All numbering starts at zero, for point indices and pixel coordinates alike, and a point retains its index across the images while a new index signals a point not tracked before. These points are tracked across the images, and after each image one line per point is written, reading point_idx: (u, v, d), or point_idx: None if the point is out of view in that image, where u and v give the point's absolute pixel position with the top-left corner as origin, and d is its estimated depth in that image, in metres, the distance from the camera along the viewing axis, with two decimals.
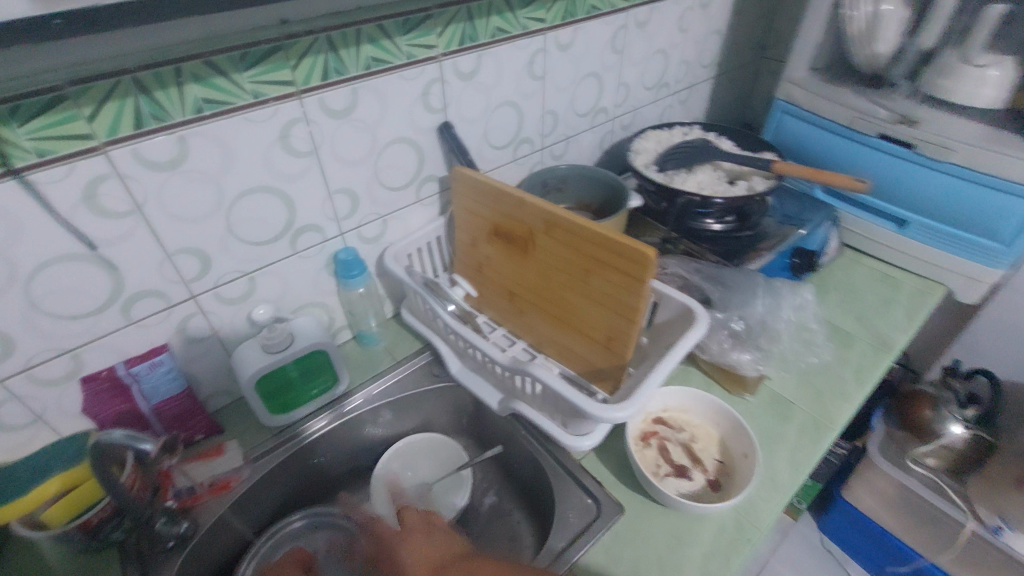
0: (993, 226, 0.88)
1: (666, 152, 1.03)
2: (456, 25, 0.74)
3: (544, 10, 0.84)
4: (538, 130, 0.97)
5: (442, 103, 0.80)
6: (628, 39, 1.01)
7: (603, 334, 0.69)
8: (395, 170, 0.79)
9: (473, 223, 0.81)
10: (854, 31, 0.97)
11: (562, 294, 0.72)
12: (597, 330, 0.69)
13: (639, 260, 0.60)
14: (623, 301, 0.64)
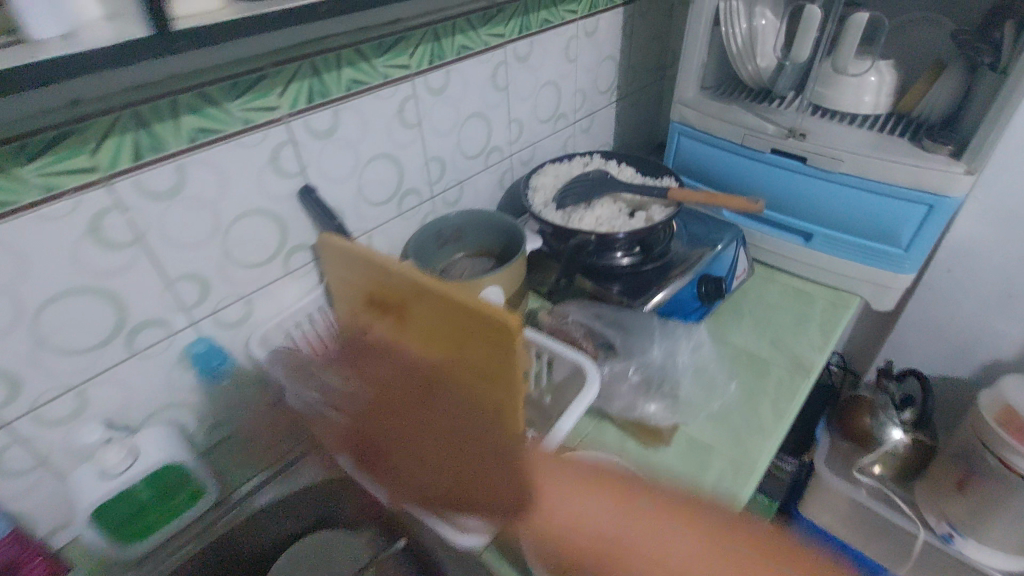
0: (892, 232, 0.88)
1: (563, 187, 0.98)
2: (299, 82, 0.68)
3: (405, 57, 0.79)
4: (424, 179, 0.91)
5: (298, 166, 0.73)
6: (510, 75, 0.97)
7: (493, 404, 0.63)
8: (250, 246, 0.72)
9: (349, 294, 0.73)
10: (734, 48, 0.96)
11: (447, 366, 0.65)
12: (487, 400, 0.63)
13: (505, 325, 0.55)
14: (502, 369, 0.58)
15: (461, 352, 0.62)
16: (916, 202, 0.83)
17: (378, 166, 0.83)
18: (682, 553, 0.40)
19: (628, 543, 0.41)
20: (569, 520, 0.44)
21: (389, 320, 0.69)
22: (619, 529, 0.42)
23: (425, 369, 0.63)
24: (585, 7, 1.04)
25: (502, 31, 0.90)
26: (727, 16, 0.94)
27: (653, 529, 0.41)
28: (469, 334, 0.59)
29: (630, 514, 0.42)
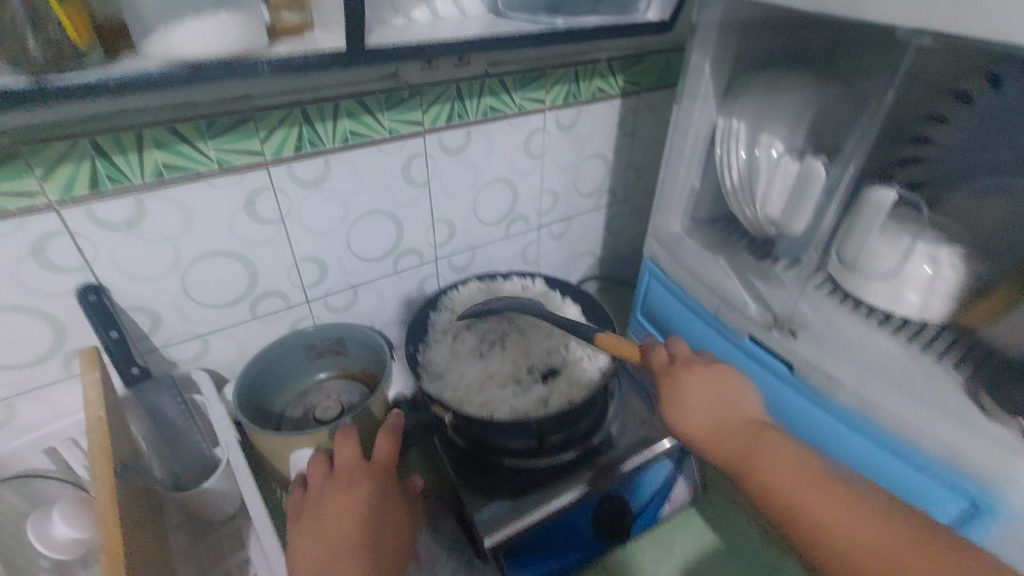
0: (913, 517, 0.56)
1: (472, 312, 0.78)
2: (72, 164, 0.53)
3: (256, 140, 0.62)
4: (294, 282, 0.74)
5: (80, 259, 0.58)
6: (435, 169, 0.77)
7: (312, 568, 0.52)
8: (4, 346, 0.58)
9: (125, 434, 0.58)
10: (729, 182, 0.70)
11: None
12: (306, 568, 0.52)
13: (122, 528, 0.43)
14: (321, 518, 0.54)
15: (697, 394, 0.58)
16: (953, 490, 0.52)
17: (216, 264, 0.67)
18: (857, 516, 0.47)
19: (828, 503, 0.48)
20: (775, 476, 0.51)
21: (144, 510, 0.56)
22: (806, 485, 0.50)
23: (711, 394, 0.58)
24: (558, 96, 0.82)
25: (418, 118, 0.71)
26: (725, 137, 0.69)
27: (847, 499, 0.48)
28: (716, 383, 0.59)
29: (808, 473, 0.51)
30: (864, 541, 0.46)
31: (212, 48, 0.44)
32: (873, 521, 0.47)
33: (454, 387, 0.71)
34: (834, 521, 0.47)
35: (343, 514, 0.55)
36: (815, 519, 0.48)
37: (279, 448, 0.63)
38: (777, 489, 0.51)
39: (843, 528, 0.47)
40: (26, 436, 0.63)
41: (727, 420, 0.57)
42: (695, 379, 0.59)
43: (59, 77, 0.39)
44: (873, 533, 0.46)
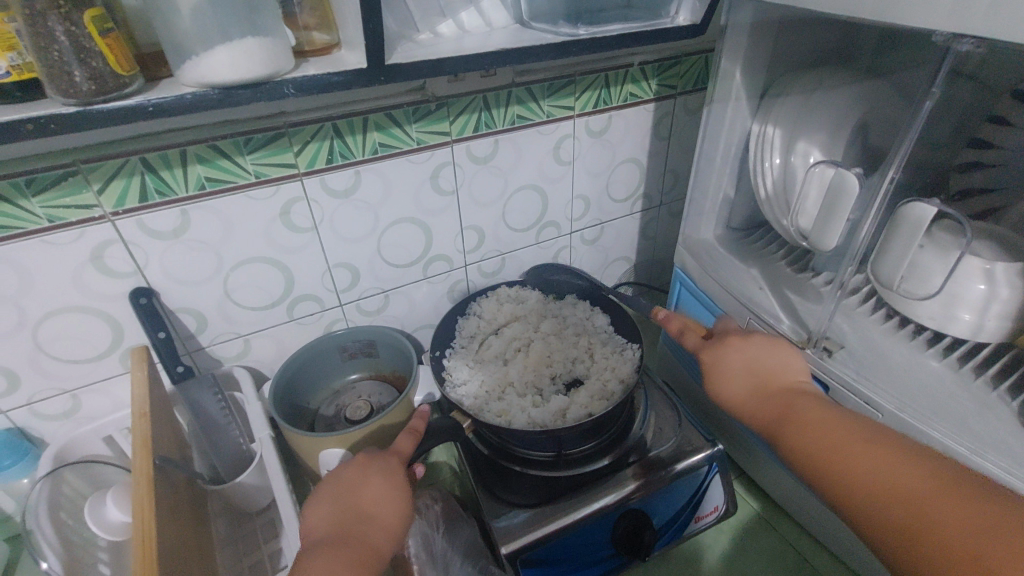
0: None
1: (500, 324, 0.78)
2: (125, 179, 0.58)
3: (291, 154, 0.65)
4: (327, 286, 0.78)
5: (133, 265, 0.63)
6: (463, 177, 0.79)
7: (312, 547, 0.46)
8: (71, 343, 0.65)
9: (172, 427, 0.63)
10: (763, 191, 0.67)
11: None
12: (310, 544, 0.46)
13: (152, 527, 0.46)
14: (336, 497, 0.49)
15: (732, 358, 0.57)
16: None
17: (255, 269, 0.71)
18: (891, 465, 0.43)
19: (862, 454, 0.44)
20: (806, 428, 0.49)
21: (188, 507, 0.58)
22: (836, 434, 0.47)
23: (748, 357, 0.57)
24: (588, 102, 0.82)
25: (446, 128, 0.73)
26: (759, 144, 0.66)
27: (883, 448, 0.44)
28: (760, 351, 0.57)
29: (839, 425, 0.48)
30: (894, 490, 0.41)
31: (239, 72, 0.46)
32: (908, 468, 0.42)
33: (477, 395, 0.71)
34: (863, 471, 0.44)
35: (356, 494, 0.49)
36: (842, 470, 0.45)
37: (309, 446, 0.66)
38: (807, 441, 0.48)
39: (871, 476, 0.43)
40: (89, 424, 0.69)
41: (761, 382, 0.55)
42: (729, 344, 0.58)
43: (105, 101, 0.44)
44: (905, 481, 0.41)
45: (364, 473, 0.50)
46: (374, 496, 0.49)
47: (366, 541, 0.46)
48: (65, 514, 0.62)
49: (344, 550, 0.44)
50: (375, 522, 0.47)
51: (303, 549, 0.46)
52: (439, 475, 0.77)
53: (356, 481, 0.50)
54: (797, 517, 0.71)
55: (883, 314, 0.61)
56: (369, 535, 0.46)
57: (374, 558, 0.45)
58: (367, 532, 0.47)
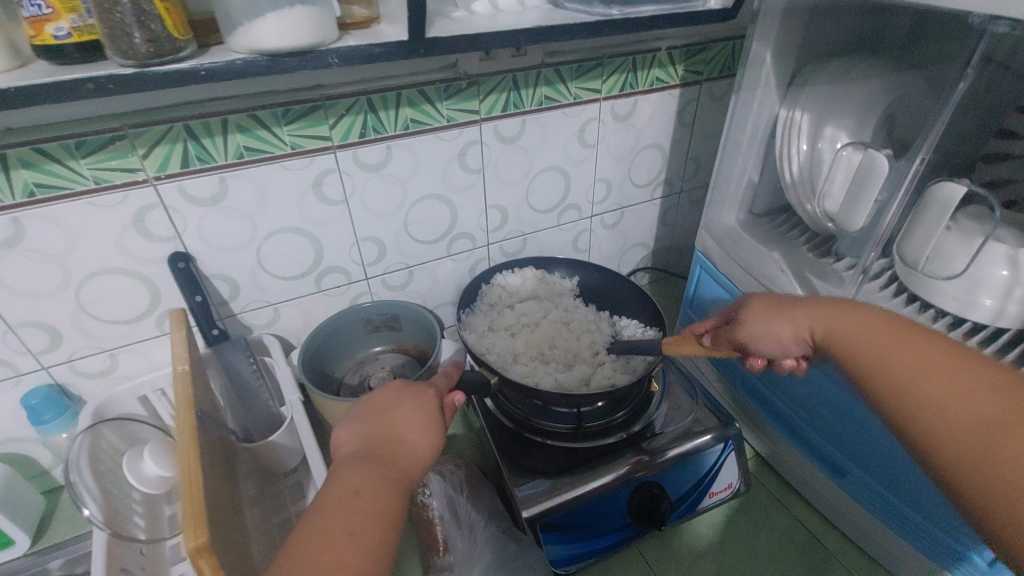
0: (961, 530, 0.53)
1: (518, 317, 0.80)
2: (168, 145, 0.60)
3: (326, 127, 0.67)
4: (355, 259, 0.80)
5: (172, 230, 0.66)
6: (490, 156, 0.80)
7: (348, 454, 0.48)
8: (112, 304, 0.67)
9: (207, 388, 0.65)
10: (788, 175, 0.68)
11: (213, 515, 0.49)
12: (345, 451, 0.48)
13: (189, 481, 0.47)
14: (371, 420, 0.50)
15: (776, 303, 0.52)
16: None
17: (287, 239, 0.73)
18: (960, 379, 0.38)
19: (920, 367, 0.40)
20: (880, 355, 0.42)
21: (221, 463, 0.61)
22: (899, 355, 0.41)
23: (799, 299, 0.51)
24: (614, 86, 0.83)
25: (476, 107, 0.75)
26: (786, 130, 0.67)
27: (953, 362, 0.39)
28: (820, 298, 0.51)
29: (911, 341, 0.42)
30: (965, 415, 0.36)
31: (286, 41, 0.48)
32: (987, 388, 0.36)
33: (496, 355, 0.75)
34: (938, 390, 0.38)
35: (387, 415, 0.50)
36: (912, 393, 0.39)
37: (338, 411, 0.68)
38: (862, 363, 0.43)
39: (942, 400, 0.38)
40: (126, 383, 0.72)
41: (820, 314, 0.48)
42: (764, 304, 0.53)
43: (160, 64, 0.45)
44: (978, 398, 0.36)
45: (399, 401, 0.51)
46: (407, 421, 0.50)
47: (398, 462, 0.47)
48: (105, 467, 0.64)
49: (375, 463, 0.45)
50: (407, 445, 0.48)
51: (338, 460, 0.47)
52: (459, 445, 0.79)
53: (391, 406, 0.51)
54: (807, 497, 0.73)
55: (905, 299, 0.62)
56: (401, 452, 0.47)
57: (405, 480, 0.46)
58: (400, 453, 0.47)
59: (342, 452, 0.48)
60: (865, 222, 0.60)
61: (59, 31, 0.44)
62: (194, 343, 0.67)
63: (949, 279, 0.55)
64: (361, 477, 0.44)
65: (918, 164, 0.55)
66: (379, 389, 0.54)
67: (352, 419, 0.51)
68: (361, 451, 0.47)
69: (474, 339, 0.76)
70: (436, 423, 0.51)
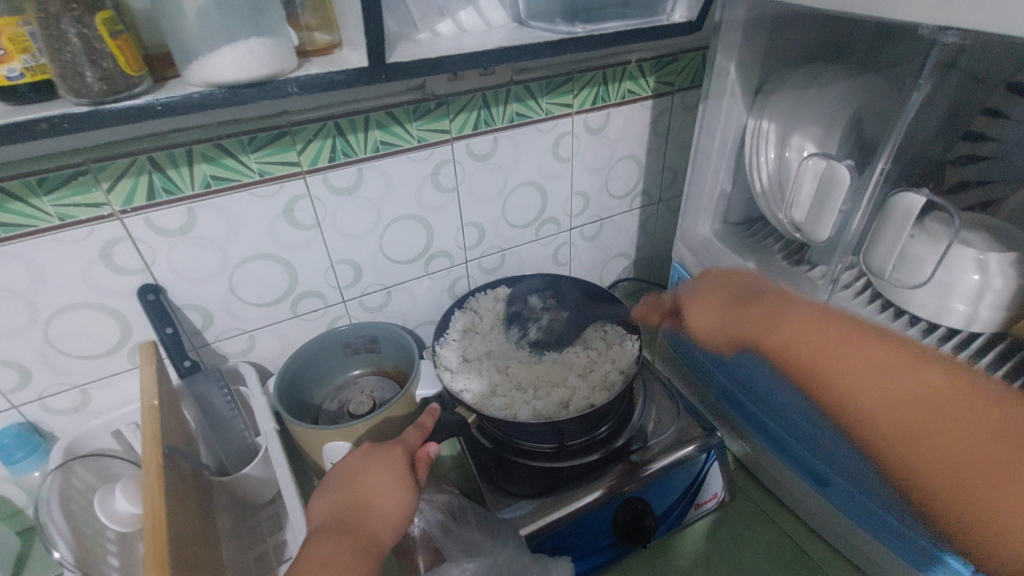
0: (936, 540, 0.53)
1: (501, 347, 0.79)
2: (132, 178, 0.60)
3: (294, 152, 0.66)
4: (330, 282, 0.79)
5: (141, 262, 0.65)
6: (463, 175, 0.80)
7: (320, 524, 0.47)
8: (84, 338, 0.66)
9: (179, 423, 0.64)
10: (759, 184, 0.68)
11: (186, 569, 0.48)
12: (317, 520, 0.48)
13: (156, 527, 0.46)
14: (344, 485, 0.50)
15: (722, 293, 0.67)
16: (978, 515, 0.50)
17: (259, 265, 0.72)
18: (905, 380, 0.47)
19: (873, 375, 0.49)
20: (819, 360, 0.53)
21: (194, 496, 0.59)
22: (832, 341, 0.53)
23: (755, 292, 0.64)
24: (586, 100, 0.83)
25: (446, 126, 0.74)
26: (755, 139, 0.67)
27: (897, 363, 0.48)
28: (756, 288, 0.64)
29: (832, 329, 0.54)
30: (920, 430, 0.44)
31: (245, 74, 0.48)
32: (965, 410, 0.43)
33: (473, 389, 0.72)
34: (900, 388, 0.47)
35: (359, 477, 0.50)
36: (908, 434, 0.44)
37: (316, 440, 0.67)
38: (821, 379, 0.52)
39: (919, 420, 0.44)
40: (100, 418, 0.71)
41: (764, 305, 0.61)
42: (704, 301, 0.68)
43: (116, 101, 0.45)
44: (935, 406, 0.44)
45: (366, 463, 0.51)
46: (375, 485, 0.49)
47: (366, 531, 0.46)
48: (74, 508, 0.63)
49: (343, 534, 0.45)
50: (377, 513, 0.48)
51: (310, 530, 0.47)
52: (441, 467, 0.77)
53: (360, 469, 0.51)
54: (791, 506, 0.72)
55: (879, 306, 0.62)
56: (369, 521, 0.47)
57: (372, 547, 0.45)
58: (367, 518, 0.47)
59: (311, 522, 0.48)
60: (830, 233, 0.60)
61: (11, 72, 0.44)
62: (168, 374, 0.66)
63: (918, 285, 0.56)
64: (329, 550, 0.44)
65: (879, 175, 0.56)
66: (349, 453, 0.53)
67: (326, 484, 0.51)
68: (331, 521, 0.47)
69: (450, 375, 0.74)
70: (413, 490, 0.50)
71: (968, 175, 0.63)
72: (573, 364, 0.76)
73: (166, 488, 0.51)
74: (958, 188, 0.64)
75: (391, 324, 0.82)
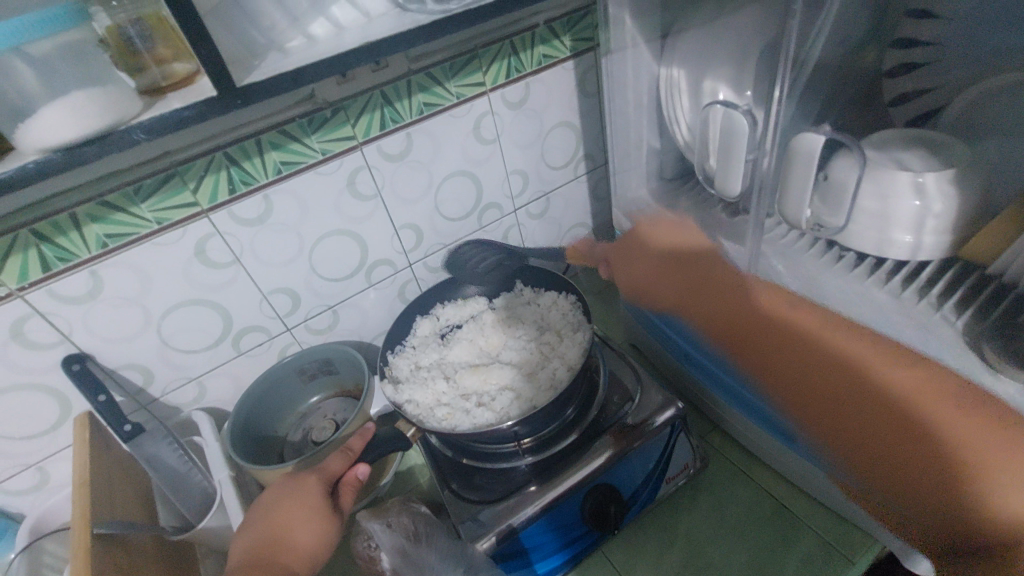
0: None
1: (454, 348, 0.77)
2: (20, 254, 0.57)
3: (188, 193, 0.63)
4: (268, 314, 0.77)
5: (57, 334, 0.63)
6: (380, 178, 0.76)
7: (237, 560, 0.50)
8: (19, 420, 0.65)
9: (131, 487, 0.64)
10: (682, 136, 0.63)
11: None
12: (236, 555, 0.50)
13: None
14: (263, 519, 0.52)
15: (695, 275, 0.65)
16: None
17: (187, 313, 0.70)
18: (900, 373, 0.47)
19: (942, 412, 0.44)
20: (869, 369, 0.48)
21: (158, 558, 0.59)
22: (920, 393, 0.46)
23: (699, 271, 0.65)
24: (498, 75, 0.78)
25: (349, 132, 0.70)
26: (670, 89, 0.62)
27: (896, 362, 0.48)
28: (703, 265, 0.64)
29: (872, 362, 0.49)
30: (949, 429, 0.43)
31: (77, 131, 0.44)
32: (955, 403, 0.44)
33: (419, 400, 0.71)
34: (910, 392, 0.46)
35: (277, 511, 0.52)
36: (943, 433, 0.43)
37: (276, 480, 0.66)
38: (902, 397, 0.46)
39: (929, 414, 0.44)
40: (63, 491, 0.71)
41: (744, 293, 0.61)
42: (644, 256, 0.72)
43: None
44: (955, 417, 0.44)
45: (283, 498, 0.53)
46: (291, 519, 0.52)
47: (282, 563, 0.49)
48: None
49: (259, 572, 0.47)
50: (293, 547, 0.50)
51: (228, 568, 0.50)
52: (413, 479, 0.76)
53: (277, 504, 0.53)
54: (771, 465, 0.70)
55: (820, 248, 0.57)
56: (285, 555, 0.49)
57: None
58: (283, 552, 0.50)
59: (231, 559, 0.51)
60: (744, 184, 0.56)
61: None
62: (112, 440, 0.65)
63: (852, 220, 0.51)
64: None
65: (778, 104, 0.51)
66: (269, 488, 0.55)
67: (248, 520, 0.53)
68: (247, 559, 0.49)
69: (395, 387, 0.73)
70: (329, 518, 0.53)
71: (906, 87, 0.57)
72: (523, 366, 0.74)
73: (102, 566, 0.49)
74: (898, 101, 0.58)
75: (341, 344, 0.80)
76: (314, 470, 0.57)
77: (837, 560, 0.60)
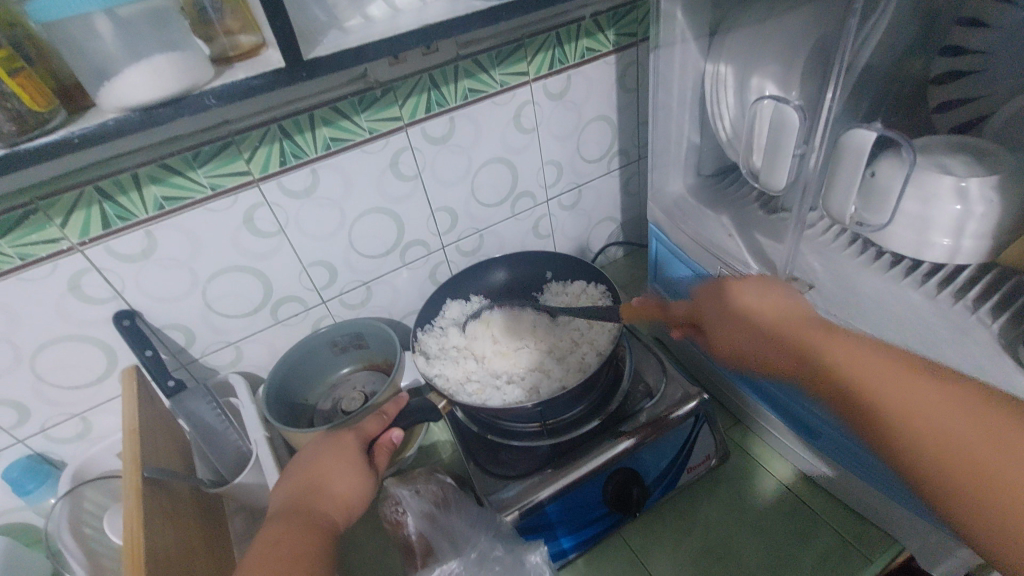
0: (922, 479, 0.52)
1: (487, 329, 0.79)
2: (84, 210, 0.60)
3: (242, 162, 0.65)
4: (307, 286, 0.79)
5: (110, 290, 0.66)
6: (422, 159, 0.78)
7: (280, 507, 0.53)
8: (68, 369, 0.68)
9: (174, 440, 0.67)
10: (724, 131, 0.65)
11: (181, 564, 0.52)
12: (279, 504, 0.53)
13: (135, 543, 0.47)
14: (304, 472, 0.55)
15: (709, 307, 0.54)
16: None
17: (231, 278, 0.72)
18: (903, 376, 0.38)
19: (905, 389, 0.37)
20: (853, 375, 0.40)
21: (195, 508, 0.62)
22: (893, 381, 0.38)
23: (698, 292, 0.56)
24: (542, 65, 0.79)
25: (397, 113, 0.72)
26: (715, 86, 0.63)
27: (905, 374, 0.38)
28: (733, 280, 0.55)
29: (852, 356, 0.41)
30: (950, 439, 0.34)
31: (156, 91, 0.46)
32: (962, 409, 0.35)
33: (447, 375, 0.74)
34: (907, 399, 0.37)
35: (316, 466, 0.55)
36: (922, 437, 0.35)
37: (308, 443, 0.68)
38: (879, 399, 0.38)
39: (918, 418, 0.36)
40: (104, 442, 0.74)
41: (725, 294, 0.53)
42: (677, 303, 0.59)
43: (29, 139, 0.44)
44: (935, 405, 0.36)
45: (322, 453, 0.56)
46: (330, 471, 0.55)
47: (321, 510, 0.52)
48: (87, 529, 0.66)
49: (301, 517, 0.50)
50: (333, 497, 0.53)
51: (271, 514, 0.52)
52: (436, 454, 0.78)
53: (316, 458, 0.56)
54: (792, 461, 0.71)
55: (859, 247, 0.59)
56: (325, 504, 0.52)
57: (328, 526, 0.50)
58: (324, 500, 0.53)
59: (272, 507, 0.54)
60: (789, 179, 0.57)
61: None
62: (154, 395, 0.68)
63: (891, 221, 0.52)
64: (287, 528, 0.49)
65: (829, 104, 0.50)
66: (308, 445, 0.58)
67: (288, 473, 0.56)
68: (289, 507, 0.52)
69: (426, 361, 0.75)
70: (367, 473, 0.56)
71: (950, 95, 0.57)
72: (553, 350, 0.75)
73: (150, 508, 0.52)
74: (940, 108, 0.58)
75: (377, 319, 0.82)
76: (350, 430, 0.60)
77: (854, 557, 0.61)
